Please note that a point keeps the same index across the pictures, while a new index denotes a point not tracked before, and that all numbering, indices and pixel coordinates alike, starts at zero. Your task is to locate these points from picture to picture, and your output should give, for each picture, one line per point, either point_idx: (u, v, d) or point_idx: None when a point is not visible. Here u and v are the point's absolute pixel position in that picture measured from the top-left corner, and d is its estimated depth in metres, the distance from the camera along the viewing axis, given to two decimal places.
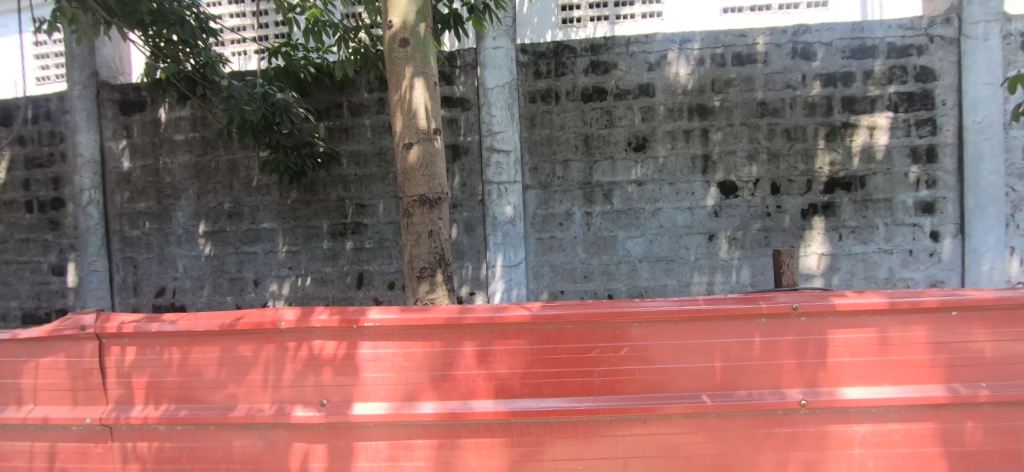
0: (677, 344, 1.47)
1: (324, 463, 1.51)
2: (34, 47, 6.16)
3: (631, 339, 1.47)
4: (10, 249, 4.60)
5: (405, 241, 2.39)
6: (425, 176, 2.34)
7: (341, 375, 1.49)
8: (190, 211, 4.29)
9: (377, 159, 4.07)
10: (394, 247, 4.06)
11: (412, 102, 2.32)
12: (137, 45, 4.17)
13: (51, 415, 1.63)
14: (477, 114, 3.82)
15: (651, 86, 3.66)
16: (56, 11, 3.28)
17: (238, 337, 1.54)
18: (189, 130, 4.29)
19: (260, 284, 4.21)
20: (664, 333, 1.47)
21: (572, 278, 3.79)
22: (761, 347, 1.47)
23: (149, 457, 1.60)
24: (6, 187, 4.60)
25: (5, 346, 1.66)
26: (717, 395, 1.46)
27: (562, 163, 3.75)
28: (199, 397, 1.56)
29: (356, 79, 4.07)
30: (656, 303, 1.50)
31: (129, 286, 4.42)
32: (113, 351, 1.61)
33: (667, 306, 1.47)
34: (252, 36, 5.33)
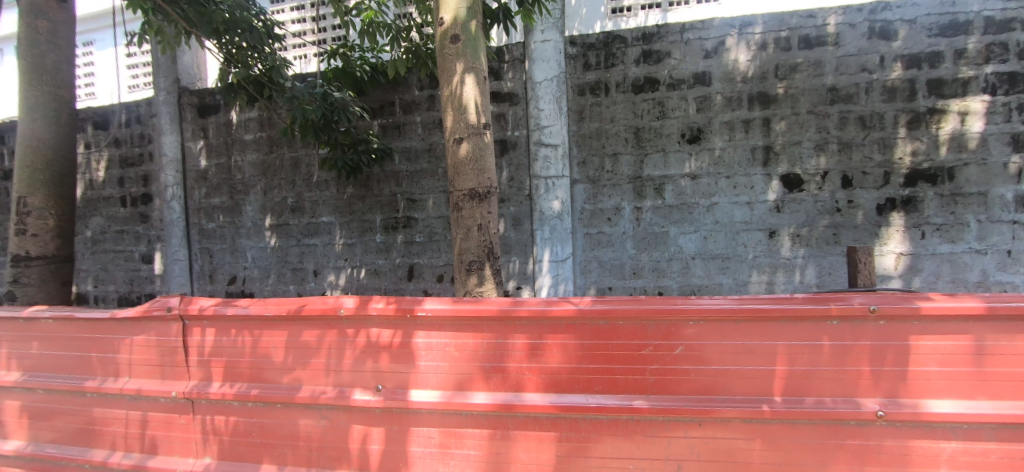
0: (739, 344, 1.38)
1: (379, 446, 1.55)
2: (126, 58, 6.78)
3: (688, 338, 1.40)
4: (106, 240, 5.06)
5: (455, 234, 2.41)
6: (475, 170, 2.34)
7: (396, 363, 1.52)
8: (258, 205, 4.55)
9: (428, 154, 4.13)
10: (444, 241, 4.11)
11: (462, 97, 2.33)
12: (212, 51, 4.47)
13: (143, 387, 1.77)
14: (525, 109, 3.80)
15: (708, 74, 3.49)
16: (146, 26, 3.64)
17: (303, 323, 1.59)
18: (257, 130, 4.54)
19: (319, 275, 4.40)
20: (723, 332, 1.39)
21: (622, 275, 3.70)
22: (835, 350, 1.36)
23: (225, 430, 1.71)
24: (104, 184, 5.05)
25: (106, 324, 1.83)
26: (781, 400, 1.37)
27: (612, 157, 3.67)
28: (267, 377, 1.64)
29: (408, 77, 4.14)
30: (715, 300, 1.42)
31: (206, 274, 4.76)
32: (196, 331, 1.72)
33: (727, 304, 1.39)
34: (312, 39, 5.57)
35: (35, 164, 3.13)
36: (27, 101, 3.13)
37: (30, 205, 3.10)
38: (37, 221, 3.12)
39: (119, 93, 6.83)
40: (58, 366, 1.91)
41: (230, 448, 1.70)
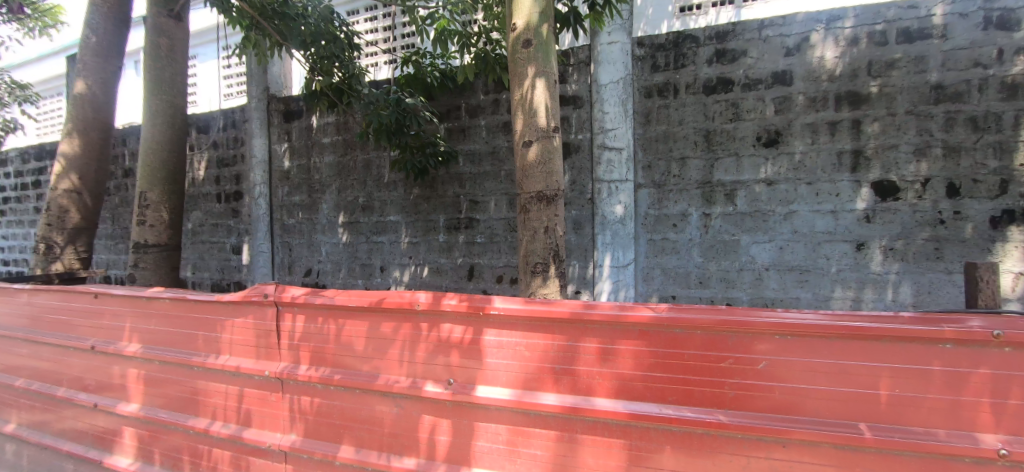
0: (832, 363, 1.19)
1: (447, 437, 1.60)
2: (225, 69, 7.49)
3: (774, 351, 1.23)
4: (204, 232, 5.61)
5: (522, 235, 2.44)
6: (543, 172, 2.36)
7: (466, 358, 1.56)
8: (333, 203, 4.85)
9: (491, 157, 4.19)
10: (504, 243, 4.14)
11: (533, 101, 2.36)
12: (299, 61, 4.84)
13: (241, 365, 1.95)
14: (589, 112, 3.82)
15: (789, 73, 3.29)
16: (245, 41, 4.03)
17: (383, 314, 1.68)
18: (334, 134, 4.84)
19: (385, 271, 4.61)
20: (812, 349, 1.20)
21: (686, 284, 3.57)
22: (951, 379, 1.10)
23: (309, 410, 1.84)
24: (204, 182, 5.60)
25: (211, 306, 2.03)
26: (878, 429, 1.14)
27: (679, 161, 3.56)
28: (349, 364, 1.75)
29: (474, 81, 4.23)
30: (806, 314, 1.25)
31: (286, 266, 5.13)
32: (288, 317, 1.87)
33: (816, 320, 1.21)
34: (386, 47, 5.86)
35: (155, 164, 3.55)
36: (151, 108, 3.54)
37: (149, 199, 3.52)
38: (154, 214, 3.53)
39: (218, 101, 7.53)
40: (170, 340, 2.15)
41: (313, 427, 1.83)
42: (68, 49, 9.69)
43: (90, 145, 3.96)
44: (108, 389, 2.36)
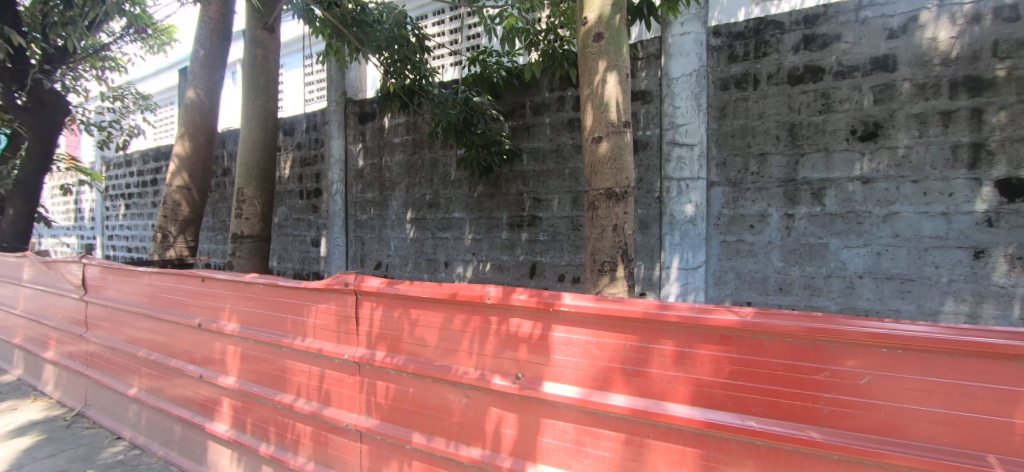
0: (950, 383, 1.01)
1: (514, 431, 1.61)
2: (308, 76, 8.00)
3: (877, 365, 1.08)
4: (288, 226, 6.04)
5: (589, 233, 2.39)
6: (613, 169, 2.30)
7: (536, 354, 1.55)
8: (402, 200, 5.03)
9: (554, 155, 4.12)
10: (566, 241, 4.04)
11: (604, 96, 2.31)
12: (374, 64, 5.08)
13: (324, 347, 2.08)
14: (658, 107, 3.71)
15: (891, 58, 2.97)
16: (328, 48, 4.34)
17: (454, 306, 1.71)
18: (404, 134, 5.02)
19: (449, 266, 4.71)
20: (928, 367, 1.03)
21: (765, 290, 3.35)
22: None
23: (383, 394, 1.92)
24: (289, 180, 6.02)
25: (299, 292, 2.17)
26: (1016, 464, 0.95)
27: (759, 157, 3.35)
28: (420, 353, 1.81)
29: (539, 79, 4.20)
30: (921, 326, 1.08)
31: (359, 259, 5.41)
32: (366, 304, 1.96)
33: (933, 333, 1.03)
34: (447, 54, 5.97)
35: (251, 162, 3.87)
36: (250, 111, 3.87)
37: (245, 194, 3.84)
38: (249, 208, 3.85)
39: (300, 105, 8.06)
40: (263, 322, 2.34)
41: (387, 411, 1.92)
42: (178, 62, 10.85)
43: (198, 147, 4.39)
44: (210, 363, 2.61)
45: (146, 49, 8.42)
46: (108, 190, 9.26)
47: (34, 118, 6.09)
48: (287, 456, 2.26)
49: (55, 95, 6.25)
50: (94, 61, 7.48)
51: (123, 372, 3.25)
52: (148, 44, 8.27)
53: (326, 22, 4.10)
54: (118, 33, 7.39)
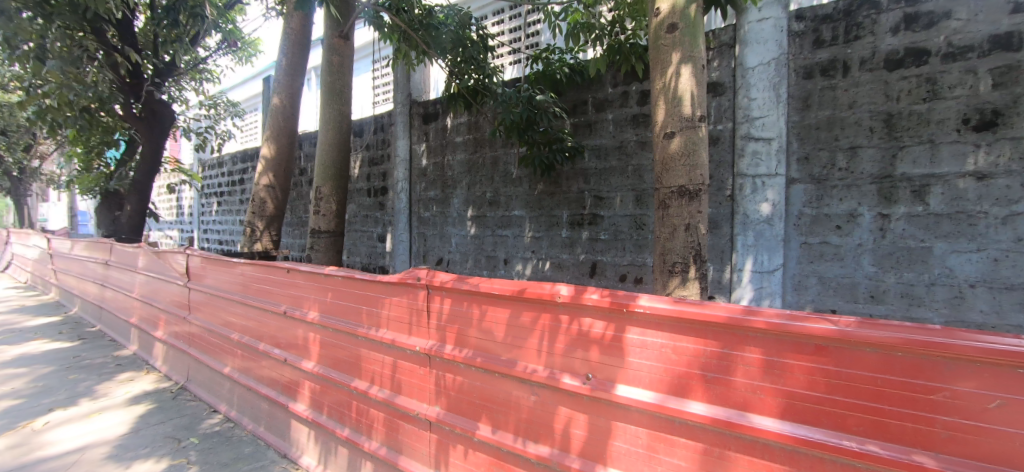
0: None
1: (583, 432, 1.58)
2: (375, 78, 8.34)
3: (1010, 388, 0.95)
4: (357, 222, 6.35)
5: (659, 233, 2.30)
6: (686, 165, 2.20)
7: (608, 355, 1.52)
8: (464, 198, 5.12)
9: (617, 152, 3.99)
10: (628, 240, 3.92)
11: (677, 89, 2.21)
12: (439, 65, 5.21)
13: (397, 338, 2.16)
14: (731, 99, 3.51)
15: (1015, 35, 2.61)
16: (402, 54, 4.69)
17: (523, 303, 1.71)
18: (466, 133, 5.09)
19: (509, 264, 4.73)
20: None
21: (853, 297, 3.07)
22: None
23: (452, 386, 1.97)
24: (359, 179, 6.33)
25: (375, 285, 2.27)
26: None
27: (848, 151, 3.08)
28: (488, 348, 1.83)
29: (602, 74, 4.10)
30: None
31: (421, 255, 5.57)
32: (437, 299, 2.01)
33: None
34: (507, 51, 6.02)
35: (328, 163, 4.10)
36: (329, 115, 4.10)
37: (323, 193, 4.08)
38: (326, 205, 4.08)
39: (369, 107, 8.38)
40: (340, 311, 2.47)
41: (455, 403, 1.96)
42: (262, 72, 11.72)
43: (281, 148, 4.71)
44: (293, 348, 2.80)
45: (236, 61, 9.17)
46: (204, 188, 10.21)
47: (146, 126, 6.76)
48: (361, 439, 2.38)
49: (165, 104, 6.89)
50: (194, 73, 8.26)
51: (218, 353, 3.56)
52: (238, 57, 9.00)
53: (395, 28, 4.42)
54: (214, 47, 8.10)
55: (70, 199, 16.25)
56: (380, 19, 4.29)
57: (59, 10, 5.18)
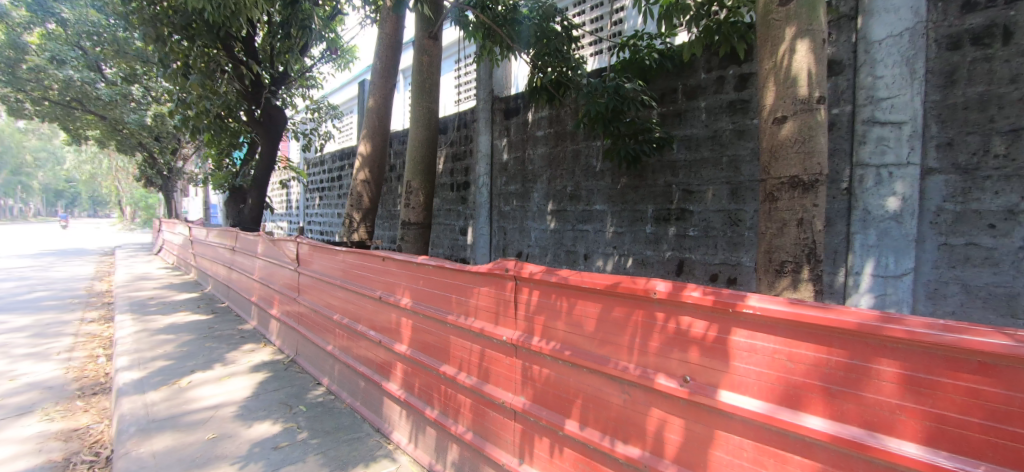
0: None
1: (679, 437, 1.49)
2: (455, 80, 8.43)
3: None
4: (440, 215, 6.55)
5: (765, 228, 2.09)
6: (800, 153, 1.97)
7: (709, 357, 1.41)
8: (544, 192, 5.08)
9: (710, 142, 3.71)
10: (720, 237, 3.64)
11: (791, 67, 1.99)
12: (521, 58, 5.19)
13: (485, 327, 2.19)
14: (851, 78, 3.11)
15: None
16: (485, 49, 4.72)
17: (616, 298, 1.65)
18: (547, 127, 5.04)
19: (588, 259, 4.61)
20: None
21: (1009, 311, 2.57)
22: None
23: (538, 378, 1.96)
24: (443, 174, 6.53)
25: (463, 274, 2.31)
26: None
27: (1008, 134, 2.59)
28: (576, 342, 1.79)
29: (695, 59, 3.83)
30: None
31: (501, 248, 5.62)
32: (524, 290, 2.00)
33: None
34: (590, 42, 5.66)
35: (417, 158, 4.27)
36: (421, 111, 4.27)
37: (413, 186, 4.26)
38: (415, 197, 4.25)
39: (450, 106, 8.36)
40: (430, 298, 2.57)
41: (542, 396, 1.95)
42: (357, 76, 12.49)
43: (375, 144, 4.98)
44: (387, 331, 2.95)
45: (337, 67, 9.88)
46: (309, 184, 11.19)
47: (264, 130, 7.55)
48: (448, 421, 2.46)
49: (279, 110, 7.61)
50: (303, 81, 9.04)
51: (322, 331, 3.88)
52: (338, 64, 9.70)
53: (479, 25, 4.45)
54: (319, 56, 8.80)
55: (203, 194, 18.68)
56: (466, 17, 4.46)
57: (198, 33, 5.88)
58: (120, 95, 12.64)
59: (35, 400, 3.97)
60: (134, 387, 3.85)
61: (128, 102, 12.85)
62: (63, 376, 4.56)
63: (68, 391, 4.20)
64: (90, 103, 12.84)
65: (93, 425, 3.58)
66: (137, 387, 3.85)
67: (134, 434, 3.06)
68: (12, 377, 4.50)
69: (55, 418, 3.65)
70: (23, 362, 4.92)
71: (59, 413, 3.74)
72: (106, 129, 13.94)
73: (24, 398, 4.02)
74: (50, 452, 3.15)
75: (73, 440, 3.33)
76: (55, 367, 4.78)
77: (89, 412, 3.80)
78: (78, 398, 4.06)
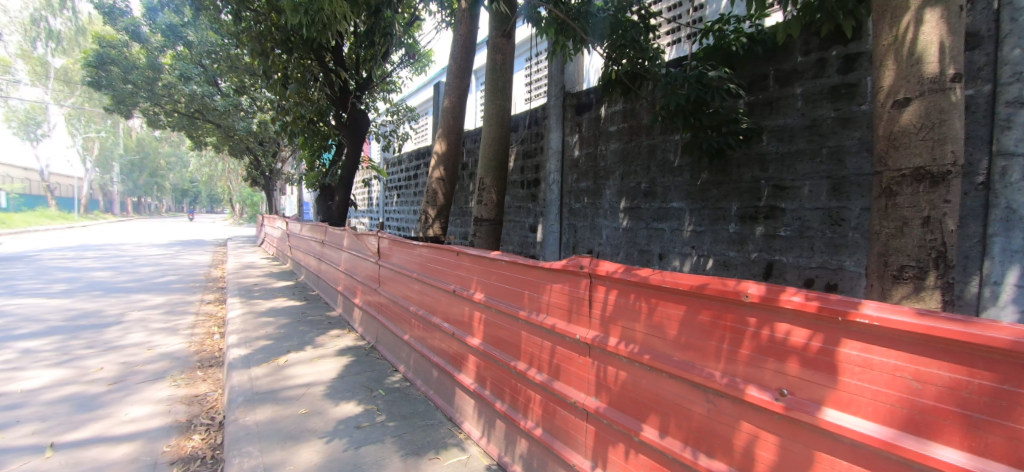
0: None
1: (772, 455, 1.36)
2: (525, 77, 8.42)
3: None
4: (510, 212, 6.57)
5: (882, 227, 1.85)
6: (929, 141, 1.71)
7: (811, 370, 1.27)
8: (616, 189, 4.92)
9: (808, 132, 3.38)
10: (818, 239, 3.31)
11: (918, 42, 1.73)
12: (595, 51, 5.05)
13: (558, 325, 2.14)
14: (991, 53, 2.68)
15: None
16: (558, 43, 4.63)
17: (700, 300, 1.53)
18: (620, 122, 4.87)
19: (664, 259, 4.40)
20: None
21: None
22: None
23: (612, 380, 1.89)
24: (513, 171, 6.54)
25: (537, 270, 2.28)
26: None
27: None
28: (656, 345, 1.70)
29: (791, 41, 3.50)
30: None
31: (571, 246, 5.53)
32: (599, 288, 1.93)
33: None
34: (667, 29, 5.40)
35: (490, 155, 4.31)
36: (495, 108, 4.28)
37: (486, 184, 4.30)
38: (488, 194, 4.28)
39: (521, 104, 8.39)
40: (502, 293, 2.56)
41: (616, 398, 1.87)
42: (432, 79, 12.89)
43: (451, 142, 5.08)
44: (460, 324, 3.00)
45: (414, 71, 10.26)
46: (388, 182, 11.75)
47: (350, 133, 8.00)
48: (518, 416, 2.44)
49: (362, 114, 8.02)
50: (384, 85, 9.49)
51: (399, 321, 4.03)
52: (416, 69, 10.06)
53: (553, 20, 4.38)
54: (398, 61, 9.20)
55: (297, 193, 20.32)
56: (539, 13, 4.38)
57: (295, 46, 6.32)
58: (232, 105, 14.01)
59: (165, 368, 4.51)
60: (242, 362, 4.25)
61: (238, 111, 14.24)
62: (186, 348, 5.14)
63: (190, 362, 4.73)
64: (209, 113, 14.45)
65: (209, 392, 3.99)
66: (244, 362, 4.24)
67: (241, 403, 3.37)
68: (148, 347, 5.15)
69: (180, 385, 4.12)
70: (156, 335, 5.62)
71: (183, 381, 4.22)
72: (220, 135, 15.62)
73: (157, 366, 4.58)
74: (176, 414, 3.56)
75: (194, 405, 3.74)
76: (180, 341, 5.40)
77: (206, 381, 4.24)
78: (198, 369, 4.55)
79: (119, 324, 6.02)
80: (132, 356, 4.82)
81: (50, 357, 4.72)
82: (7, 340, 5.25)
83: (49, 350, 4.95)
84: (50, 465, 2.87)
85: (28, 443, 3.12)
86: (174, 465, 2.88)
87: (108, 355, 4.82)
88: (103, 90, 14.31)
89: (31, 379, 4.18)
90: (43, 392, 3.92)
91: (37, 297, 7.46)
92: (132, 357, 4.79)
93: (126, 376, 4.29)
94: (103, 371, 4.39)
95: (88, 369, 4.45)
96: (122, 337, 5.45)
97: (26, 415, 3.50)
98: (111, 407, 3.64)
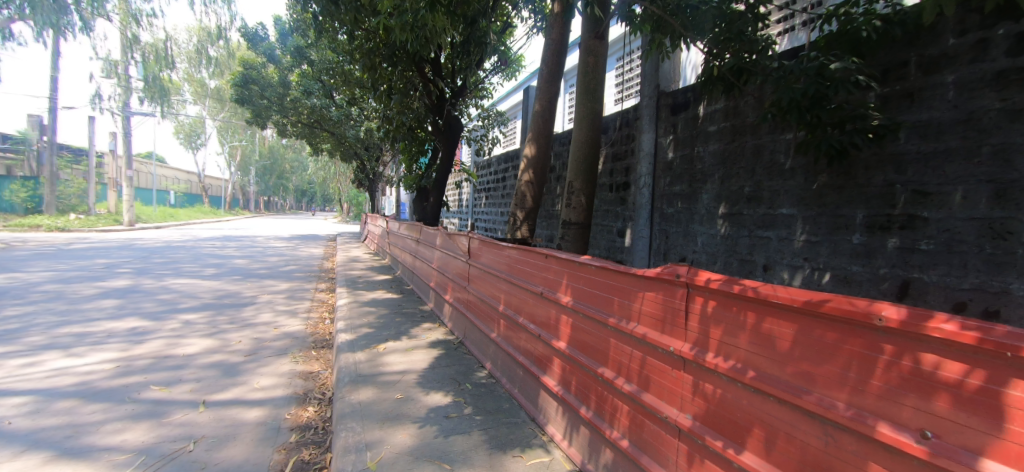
0: None
1: None
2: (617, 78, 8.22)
3: None
4: (598, 216, 6.42)
5: None
6: None
7: (964, 413, 1.06)
8: (714, 193, 4.60)
9: (961, 127, 2.89)
10: (972, 254, 2.81)
11: None
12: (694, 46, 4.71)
13: (649, 334, 2.03)
14: None
15: None
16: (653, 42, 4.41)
17: (821, 320, 1.34)
18: (721, 121, 4.55)
19: (770, 270, 4.04)
20: None
21: None
22: None
23: (709, 399, 1.74)
24: (602, 175, 6.37)
25: (629, 277, 2.17)
26: None
27: None
28: (764, 366, 1.53)
29: (940, 22, 3.03)
30: None
31: (662, 252, 5.27)
32: (697, 300, 1.79)
33: None
34: (778, 19, 4.94)
35: (580, 158, 4.23)
36: (586, 110, 4.18)
37: (575, 187, 4.24)
38: (578, 198, 4.21)
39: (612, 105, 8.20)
40: (591, 299, 2.48)
41: (713, 418, 1.73)
42: (522, 83, 13.08)
43: (541, 143, 5.08)
44: (547, 327, 2.97)
45: (505, 77, 10.49)
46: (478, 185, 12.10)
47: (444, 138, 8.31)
48: (604, 425, 2.35)
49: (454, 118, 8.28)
50: (478, 91, 9.81)
51: (486, 318, 4.11)
52: (507, 75, 10.24)
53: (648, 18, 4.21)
54: (491, 68, 9.46)
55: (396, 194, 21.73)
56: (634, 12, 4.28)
57: (399, 60, 6.71)
58: (345, 115, 15.38)
59: (287, 346, 5.02)
60: (348, 346, 4.59)
61: (350, 120, 15.55)
62: (304, 330, 5.69)
63: (307, 342, 5.22)
64: (325, 122, 15.95)
65: (322, 370, 4.36)
66: (351, 347, 4.58)
67: (348, 383, 3.64)
68: (274, 326, 5.77)
69: (299, 361, 4.56)
70: (281, 316, 6.28)
71: (302, 358, 4.66)
72: (334, 142, 17.19)
73: (281, 343, 5.12)
74: (296, 387, 3.93)
75: (309, 380, 4.10)
76: (299, 323, 5.99)
77: (320, 360, 4.65)
78: (313, 348, 5.01)
79: (252, 305, 6.83)
80: (263, 333, 5.43)
81: (203, 328, 5.48)
82: (172, 311, 6.19)
83: (202, 322, 5.74)
84: (201, 418, 3.30)
85: (186, 398, 3.62)
86: (294, 431, 3.17)
87: (245, 331, 5.47)
88: (245, 105, 16.44)
89: (189, 345, 4.88)
90: (197, 356, 4.54)
91: (194, 278, 8.72)
92: (262, 334, 5.40)
93: (258, 350, 4.83)
94: (240, 344, 4.99)
95: (229, 341, 5.08)
96: (255, 316, 6.18)
97: (185, 375, 4.07)
98: (246, 375, 4.12)
